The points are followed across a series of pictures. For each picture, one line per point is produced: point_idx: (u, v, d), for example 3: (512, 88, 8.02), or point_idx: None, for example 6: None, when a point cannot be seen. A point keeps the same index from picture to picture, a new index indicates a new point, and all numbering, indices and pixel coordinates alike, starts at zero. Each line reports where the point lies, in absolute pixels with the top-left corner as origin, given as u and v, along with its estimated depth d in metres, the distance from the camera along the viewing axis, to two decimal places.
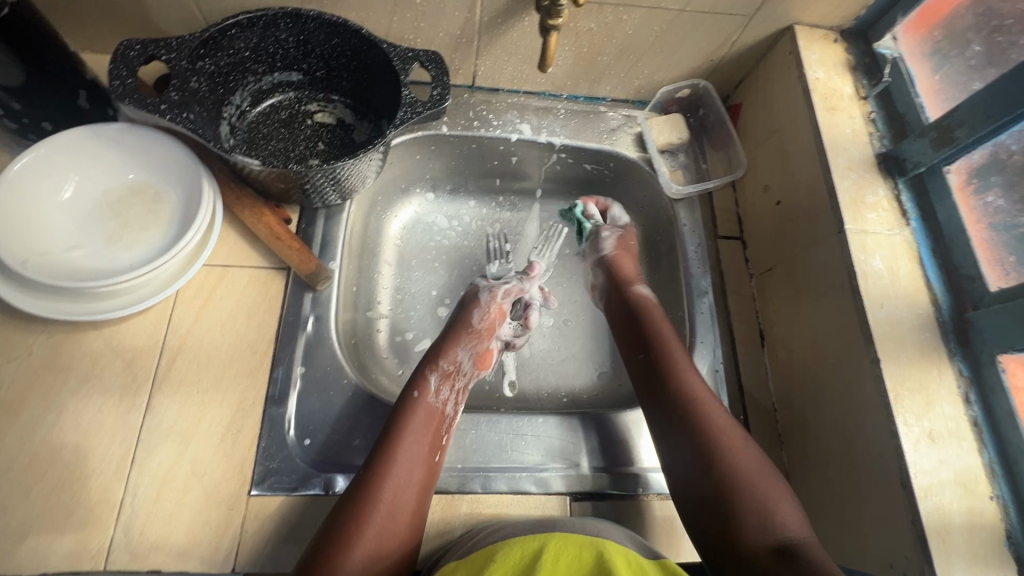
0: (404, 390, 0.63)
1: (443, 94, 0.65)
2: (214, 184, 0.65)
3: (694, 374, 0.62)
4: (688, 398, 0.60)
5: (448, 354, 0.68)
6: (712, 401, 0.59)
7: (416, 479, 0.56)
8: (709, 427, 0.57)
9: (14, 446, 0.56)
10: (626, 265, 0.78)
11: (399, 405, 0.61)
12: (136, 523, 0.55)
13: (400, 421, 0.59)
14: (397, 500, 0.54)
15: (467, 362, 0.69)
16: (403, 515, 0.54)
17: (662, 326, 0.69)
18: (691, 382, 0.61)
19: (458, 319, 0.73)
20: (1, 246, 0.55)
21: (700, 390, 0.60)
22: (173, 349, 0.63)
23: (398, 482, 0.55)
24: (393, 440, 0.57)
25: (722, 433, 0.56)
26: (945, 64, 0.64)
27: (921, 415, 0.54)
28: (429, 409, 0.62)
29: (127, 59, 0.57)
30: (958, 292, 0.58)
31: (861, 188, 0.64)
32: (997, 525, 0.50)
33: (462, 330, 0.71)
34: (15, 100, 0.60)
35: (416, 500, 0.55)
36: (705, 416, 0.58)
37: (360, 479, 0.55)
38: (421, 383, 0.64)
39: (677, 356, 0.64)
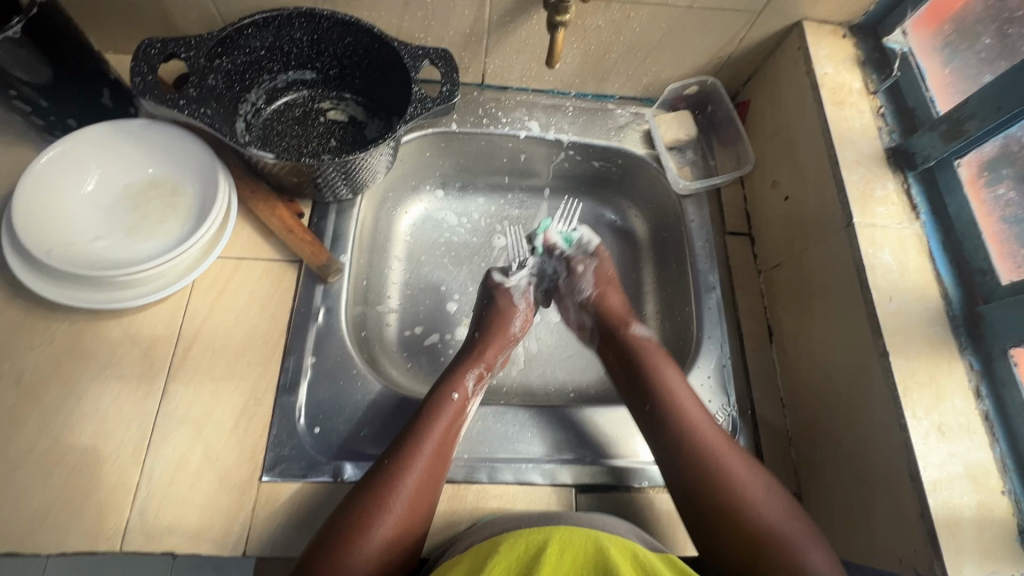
0: (441, 386, 0.64)
1: (452, 91, 0.66)
2: (230, 178, 0.67)
3: (707, 423, 0.60)
4: (707, 452, 0.58)
5: (486, 356, 0.70)
6: (730, 452, 0.58)
7: (436, 470, 0.57)
8: (716, 469, 0.57)
9: (37, 430, 0.58)
10: (610, 299, 0.75)
11: (433, 397, 0.62)
12: (150, 506, 0.57)
13: (432, 415, 0.60)
14: (420, 492, 0.55)
15: (499, 364, 0.72)
16: (422, 508, 0.55)
17: (658, 357, 0.67)
18: (703, 432, 0.59)
19: (498, 323, 0.74)
20: (28, 236, 0.58)
21: (716, 443, 0.59)
22: (189, 338, 0.64)
23: (422, 475, 0.56)
24: (422, 432, 0.58)
25: (751, 490, 0.55)
26: (955, 58, 0.64)
27: (931, 408, 0.53)
28: (459, 406, 0.63)
29: (148, 57, 0.60)
30: (969, 286, 0.58)
31: (870, 182, 0.64)
32: (1010, 520, 0.50)
33: (501, 335, 0.73)
34: (41, 99, 0.63)
35: (433, 489, 0.56)
36: (729, 477, 0.56)
37: (385, 465, 0.56)
38: (460, 384, 0.64)
39: (674, 384, 0.64)
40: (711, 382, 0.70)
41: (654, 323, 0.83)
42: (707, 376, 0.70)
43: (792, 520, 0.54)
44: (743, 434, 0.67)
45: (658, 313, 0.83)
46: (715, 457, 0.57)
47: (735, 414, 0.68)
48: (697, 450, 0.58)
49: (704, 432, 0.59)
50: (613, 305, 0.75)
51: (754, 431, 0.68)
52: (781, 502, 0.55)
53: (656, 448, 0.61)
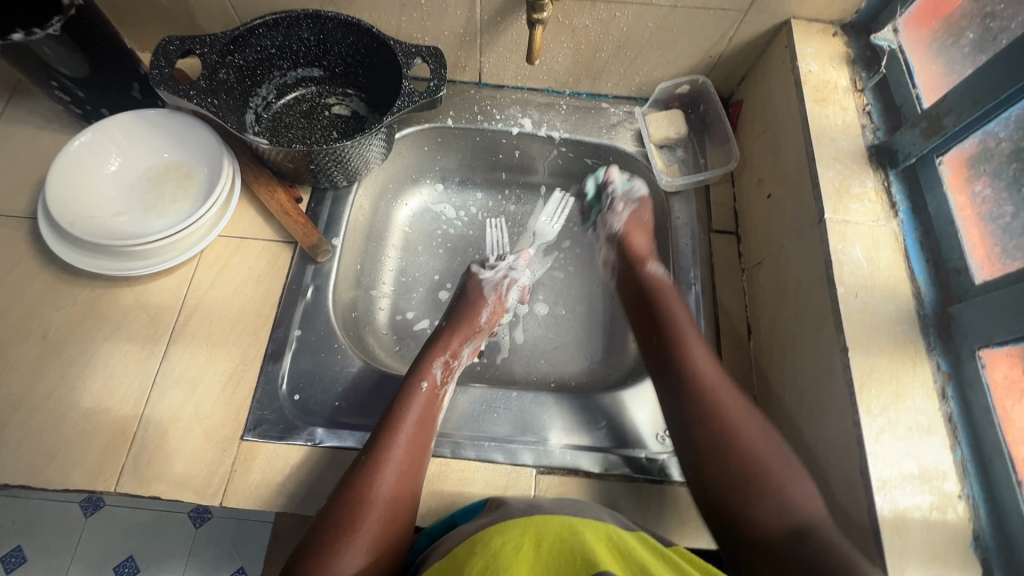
0: (409, 380, 0.67)
1: (439, 85, 0.71)
2: (236, 164, 0.74)
3: (715, 373, 0.62)
4: (703, 393, 0.60)
5: (453, 345, 0.74)
6: (730, 395, 0.60)
7: (415, 460, 0.60)
8: (711, 396, 0.59)
9: (55, 379, 0.66)
10: (636, 241, 0.79)
11: (400, 390, 0.66)
12: (144, 454, 0.63)
13: (401, 409, 0.63)
14: (400, 485, 0.57)
15: (467, 353, 0.76)
16: (404, 500, 0.57)
17: (672, 308, 0.69)
18: (705, 375, 0.61)
19: (467, 314, 0.78)
20: (58, 209, 0.66)
21: (715, 381, 0.61)
22: (191, 307, 0.71)
23: (400, 467, 0.58)
24: (396, 426, 0.61)
25: (739, 427, 0.57)
26: (942, 54, 0.62)
27: (888, 406, 0.52)
28: (430, 395, 0.66)
29: (166, 52, 0.67)
30: (944, 286, 0.56)
31: (847, 178, 0.63)
32: (964, 525, 0.48)
33: (469, 324, 0.77)
34: (79, 90, 0.71)
35: (414, 480, 0.59)
36: (722, 415, 0.58)
37: (362, 463, 0.58)
38: (427, 373, 0.68)
39: (687, 329, 0.66)
40: None
41: None
42: None
43: (778, 456, 0.55)
44: None
45: None
46: (711, 399, 0.59)
47: None
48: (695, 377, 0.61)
49: (711, 380, 0.61)
50: (638, 248, 0.78)
51: None
52: (775, 444, 0.56)
53: (663, 394, 0.63)
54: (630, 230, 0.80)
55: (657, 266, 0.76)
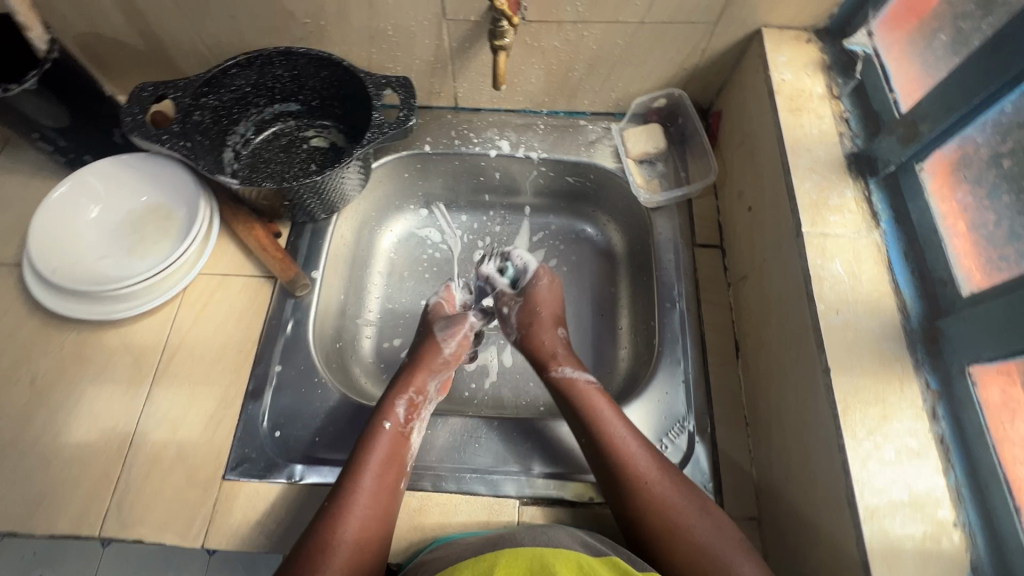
0: (374, 418, 0.64)
1: (409, 115, 0.71)
2: (214, 202, 0.75)
3: (645, 455, 0.59)
4: (645, 492, 0.57)
5: (417, 382, 0.69)
6: (671, 490, 0.57)
7: (379, 505, 0.58)
8: (632, 472, 0.58)
9: (42, 424, 0.67)
10: (543, 294, 0.75)
11: (365, 433, 0.63)
12: (126, 498, 0.63)
13: (368, 449, 0.61)
14: (365, 531, 0.56)
15: (435, 390, 0.70)
16: (369, 545, 0.56)
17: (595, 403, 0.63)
18: (647, 474, 0.58)
19: (426, 350, 0.72)
20: (42, 258, 0.67)
21: (655, 481, 0.57)
22: (173, 346, 0.71)
23: (365, 511, 0.57)
24: (359, 472, 0.59)
25: (689, 522, 0.54)
26: (919, 57, 0.60)
27: (874, 429, 0.49)
28: (395, 436, 0.63)
29: (140, 99, 0.68)
30: (930, 299, 0.54)
31: (824, 189, 0.61)
32: (960, 555, 0.45)
33: (433, 358, 0.71)
34: (61, 139, 0.73)
35: (378, 524, 0.57)
36: (666, 513, 0.55)
37: (326, 511, 0.57)
38: (391, 411, 0.65)
39: (592, 396, 0.64)
40: (669, 397, 0.68)
41: (627, 338, 0.82)
42: (666, 391, 0.68)
43: (727, 544, 0.53)
44: (701, 451, 0.65)
45: (631, 329, 0.82)
46: (659, 499, 0.56)
47: (692, 430, 0.66)
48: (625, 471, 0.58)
49: (640, 468, 0.58)
50: (544, 344, 0.71)
51: (713, 449, 0.65)
52: (696, 499, 0.56)
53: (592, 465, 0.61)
54: (535, 300, 0.74)
55: (567, 360, 0.69)
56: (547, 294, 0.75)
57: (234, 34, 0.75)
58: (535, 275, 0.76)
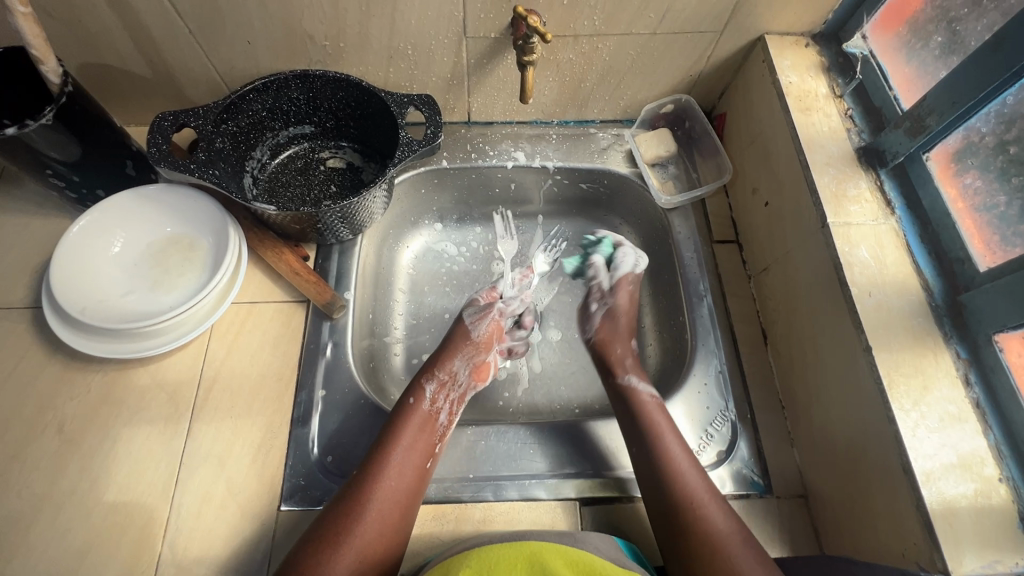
0: (401, 397, 0.68)
1: (437, 131, 0.72)
2: (240, 229, 0.73)
3: (675, 442, 0.63)
4: (688, 508, 0.58)
5: (443, 364, 0.72)
6: (693, 477, 0.60)
7: (404, 486, 0.60)
8: (678, 486, 0.59)
9: (77, 473, 0.64)
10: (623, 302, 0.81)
11: (396, 411, 0.66)
12: (179, 540, 0.61)
13: (397, 425, 0.64)
14: (388, 502, 0.58)
15: (464, 372, 0.73)
16: (390, 519, 0.57)
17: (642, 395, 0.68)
18: (672, 457, 0.62)
19: (456, 332, 0.77)
20: (66, 298, 0.65)
21: (682, 464, 0.61)
22: (209, 380, 0.70)
23: (390, 484, 0.59)
24: (388, 447, 0.62)
25: (700, 503, 0.58)
26: (913, 57, 0.66)
27: (918, 400, 0.54)
28: (424, 416, 0.66)
29: (162, 129, 0.67)
30: (950, 276, 0.59)
31: (841, 182, 0.65)
32: (1008, 507, 0.49)
33: (462, 342, 0.75)
34: (73, 173, 0.71)
35: (403, 506, 0.59)
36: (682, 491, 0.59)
37: (357, 480, 0.59)
38: (417, 391, 0.68)
39: (653, 412, 0.66)
40: (710, 389, 0.71)
41: (652, 335, 0.84)
42: (705, 383, 0.71)
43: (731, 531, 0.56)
44: (744, 438, 0.68)
45: (655, 325, 0.84)
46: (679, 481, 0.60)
47: (734, 419, 0.69)
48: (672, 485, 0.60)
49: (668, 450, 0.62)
50: (615, 352, 0.75)
51: (755, 435, 0.69)
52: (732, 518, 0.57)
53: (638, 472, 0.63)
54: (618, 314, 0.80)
55: (632, 342, 0.78)
56: (624, 307, 0.80)
57: (248, 59, 0.74)
58: (617, 285, 0.81)
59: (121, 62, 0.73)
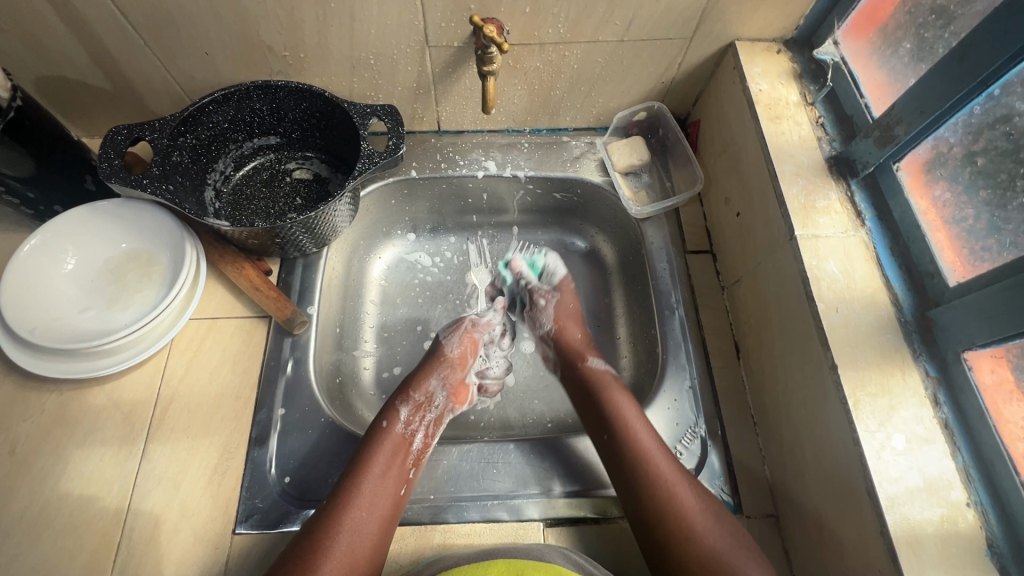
0: (374, 420, 0.66)
1: (398, 143, 0.70)
2: (199, 244, 0.72)
3: (663, 459, 0.60)
4: (665, 498, 0.57)
5: (420, 385, 0.70)
6: (693, 500, 0.57)
7: (378, 516, 0.58)
8: (653, 478, 0.58)
9: (27, 496, 0.62)
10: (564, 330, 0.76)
11: (368, 436, 0.64)
12: (129, 566, 0.60)
13: (368, 451, 0.62)
14: (356, 536, 0.55)
15: (442, 395, 0.71)
16: (362, 551, 0.55)
17: (619, 402, 0.65)
18: (660, 468, 0.59)
19: (431, 352, 0.74)
20: (14, 317, 0.63)
21: (674, 480, 0.58)
22: (166, 399, 0.68)
23: (361, 515, 0.57)
24: (361, 471, 0.60)
25: (703, 528, 0.55)
26: (884, 64, 0.64)
27: (884, 420, 0.52)
28: (398, 440, 0.64)
29: (115, 143, 0.65)
30: (920, 291, 0.57)
31: (811, 193, 0.64)
32: (976, 533, 0.48)
33: (436, 362, 0.72)
34: (29, 190, 0.69)
35: (376, 535, 0.57)
36: (675, 506, 0.56)
37: (324, 512, 0.57)
38: (391, 414, 0.66)
39: (624, 408, 0.64)
40: (679, 405, 0.69)
41: (626, 347, 0.82)
42: (676, 399, 0.69)
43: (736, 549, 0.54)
44: (714, 454, 0.66)
45: (629, 338, 0.82)
46: (679, 507, 0.56)
47: (705, 435, 0.67)
48: (646, 474, 0.59)
49: (659, 467, 0.59)
50: (570, 342, 0.75)
51: (725, 453, 0.66)
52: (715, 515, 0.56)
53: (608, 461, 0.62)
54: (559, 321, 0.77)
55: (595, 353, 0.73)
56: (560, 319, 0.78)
57: (208, 70, 0.73)
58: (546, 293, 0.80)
59: (78, 74, 0.72)
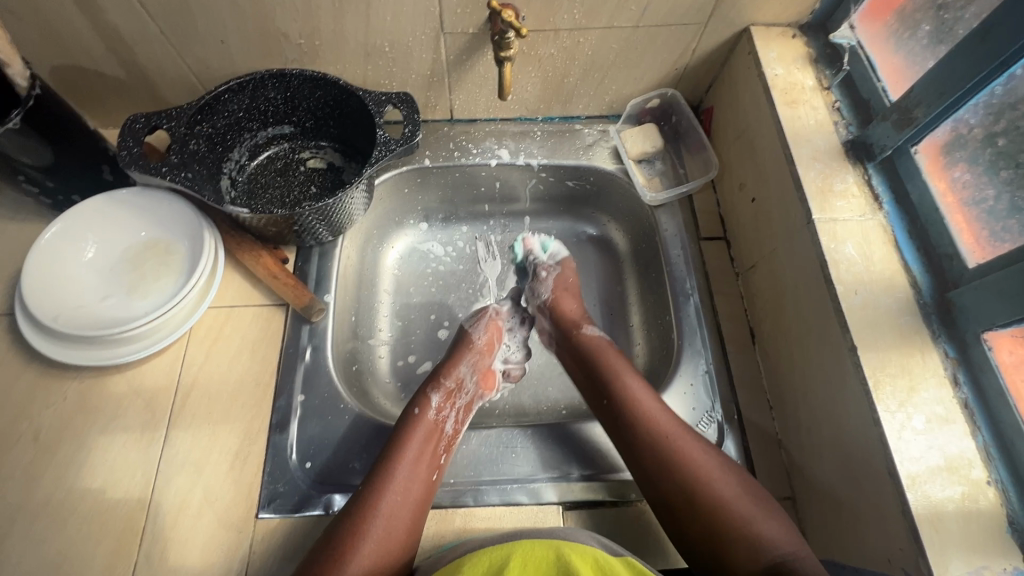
0: (406, 408, 0.66)
1: (414, 130, 0.70)
2: (216, 233, 0.72)
3: (663, 415, 0.61)
4: (670, 450, 0.58)
5: (450, 372, 0.71)
6: (697, 450, 0.58)
7: (412, 501, 0.58)
8: (657, 432, 0.59)
9: (53, 481, 0.63)
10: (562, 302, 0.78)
11: (400, 422, 0.64)
12: (154, 549, 0.60)
13: (401, 438, 0.62)
14: (392, 520, 0.56)
15: (471, 380, 0.72)
16: (398, 535, 0.56)
17: (616, 363, 0.67)
18: (662, 426, 0.60)
19: (459, 339, 0.75)
20: (36, 304, 0.64)
21: (677, 434, 0.59)
22: (187, 385, 0.69)
23: (396, 500, 0.57)
24: (394, 457, 0.60)
25: (709, 477, 0.55)
26: (901, 47, 0.64)
27: (904, 401, 0.52)
28: (430, 426, 0.64)
29: (133, 131, 0.65)
30: (938, 273, 0.57)
31: (828, 177, 0.64)
32: (997, 511, 0.48)
33: (465, 349, 0.73)
34: (48, 178, 0.69)
35: (411, 520, 0.57)
36: (681, 457, 0.57)
37: (360, 497, 0.57)
38: (423, 401, 0.66)
39: (623, 373, 0.65)
40: (696, 389, 0.69)
41: (640, 334, 0.82)
42: (692, 384, 0.69)
43: (744, 495, 0.55)
44: (731, 438, 0.66)
45: (643, 324, 0.82)
46: (682, 458, 0.57)
47: (721, 419, 0.67)
48: (652, 432, 0.59)
49: (658, 423, 0.60)
50: (568, 312, 0.76)
51: (742, 437, 0.67)
52: (720, 464, 0.57)
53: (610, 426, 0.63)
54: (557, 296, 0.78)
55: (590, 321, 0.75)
56: (557, 291, 0.79)
57: (223, 58, 0.73)
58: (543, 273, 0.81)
59: (93, 64, 0.72)
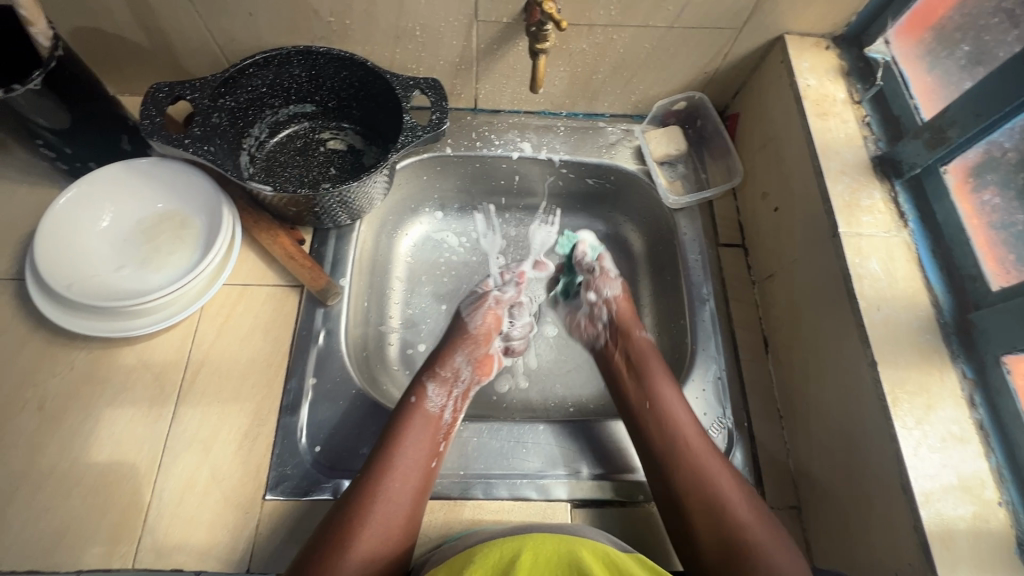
0: (403, 397, 0.66)
1: (442, 117, 0.69)
2: (233, 209, 0.71)
3: (698, 440, 0.60)
4: (696, 467, 0.58)
5: (446, 362, 0.70)
6: (728, 482, 0.58)
7: (411, 487, 0.58)
8: (689, 454, 0.59)
9: (56, 452, 0.62)
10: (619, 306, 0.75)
11: (398, 411, 0.64)
12: (160, 526, 0.60)
13: (397, 426, 0.62)
14: (390, 506, 0.56)
15: (466, 369, 0.71)
16: (396, 522, 0.55)
17: (657, 373, 0.67)
18: (690, 441, 0.60)
19: (454, 329, 0.74)
20: (50, 272, 0.62)
21: (707, 456, 0.59)
22: (197, 361, 0.68)
23: (393, 486, 0.57)
24: (390, 445, 0.60)
25: (735, 504, 0.56)
26: (937, 66, 0.64)
27: (921, 418, 0.53)
28: (425, 415, 0.64)
29: (156, 100, 0.64)
30: (960, 293, 0.57)
31: (855, 191, 0.64)
32: (1006, 531, 0.49)
33: (462, 340, 0.72)
34: (66, 145, 0.68)
35: (410, 507, 0.57)
36: (712, 485, 0.57)
37: (360, 483, 0.57)
38: (419, 390, 0.66)
39: (661, 391, 0.65)
40: (708, 394, 0.69)
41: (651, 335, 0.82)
42: (704, 388, 0.69)
43: (769, 531, 0.55)
44: (740, 446, 0.66)
45: (655, 326, 0.82)
46: (718, 495, 0.57)
47: (731, 426, 0.67)
48: (678, 453, 0.60)
49: (691, 444, 0.60)
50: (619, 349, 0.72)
51: (751, 446, 0.67)
52: (745, 492, 0.57)
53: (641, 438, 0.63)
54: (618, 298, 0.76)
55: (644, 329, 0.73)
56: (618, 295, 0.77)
57: (249, 31, 0.72)
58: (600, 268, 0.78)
59: (115, 28, 0.70)
